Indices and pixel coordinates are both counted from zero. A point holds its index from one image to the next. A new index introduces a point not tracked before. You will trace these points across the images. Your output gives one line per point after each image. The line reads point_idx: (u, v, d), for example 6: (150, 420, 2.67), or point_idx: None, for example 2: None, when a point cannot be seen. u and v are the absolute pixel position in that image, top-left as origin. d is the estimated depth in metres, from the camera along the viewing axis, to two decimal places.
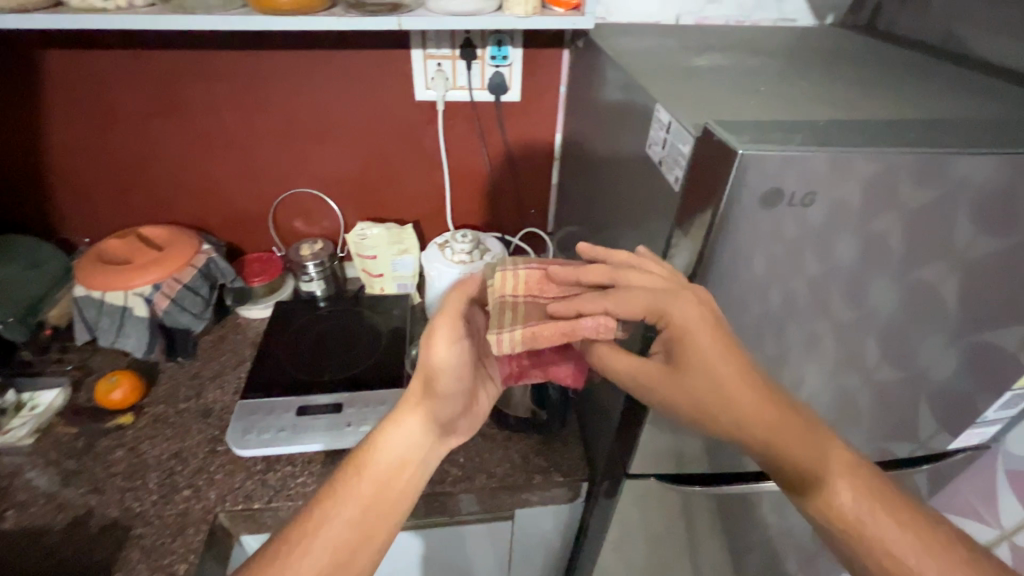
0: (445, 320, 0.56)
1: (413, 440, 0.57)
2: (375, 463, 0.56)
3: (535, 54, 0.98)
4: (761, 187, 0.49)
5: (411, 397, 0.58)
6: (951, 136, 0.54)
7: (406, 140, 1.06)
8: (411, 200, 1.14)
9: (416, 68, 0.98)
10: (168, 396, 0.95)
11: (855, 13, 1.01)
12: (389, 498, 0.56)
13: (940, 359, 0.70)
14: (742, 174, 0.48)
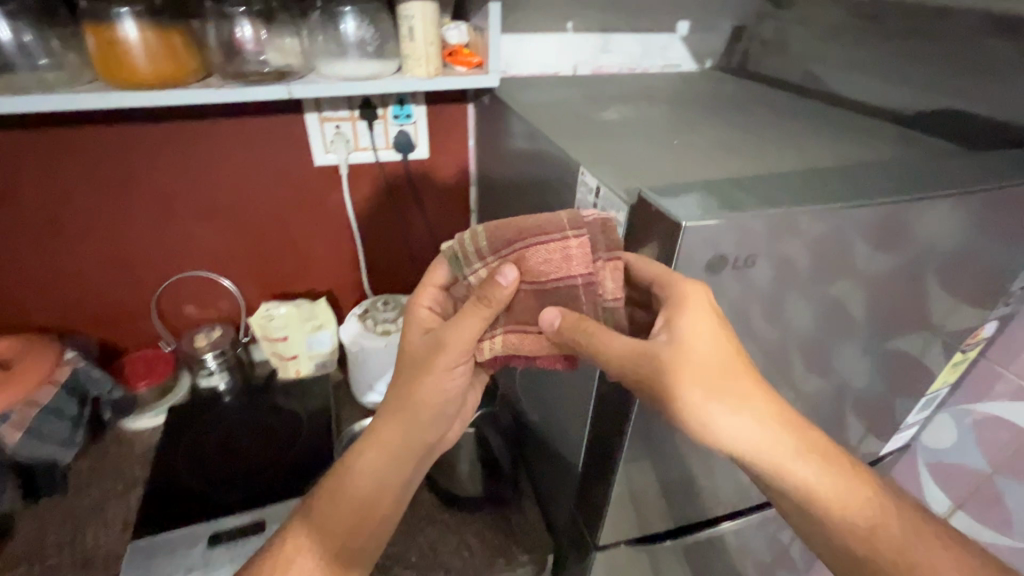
0: (446, 347, 0.53)
1: (395, 464, 0.58)
2: (354, 489, 0.58)
3: (439, 110, 0.95)
4: (701, 250, 0.49)
5: (389, 414, 0.57)
6: (847, 180, 0.59)
7: (310, 208, 0.98)
8: (322, 270, 1.04)
9: (312, 133, 0.90)
10: (29, 552, 0.76)
11: (727, 57, 1.10)
12: (370, 513, 0.58)
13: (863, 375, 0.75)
14: (682, 245, 0.46)
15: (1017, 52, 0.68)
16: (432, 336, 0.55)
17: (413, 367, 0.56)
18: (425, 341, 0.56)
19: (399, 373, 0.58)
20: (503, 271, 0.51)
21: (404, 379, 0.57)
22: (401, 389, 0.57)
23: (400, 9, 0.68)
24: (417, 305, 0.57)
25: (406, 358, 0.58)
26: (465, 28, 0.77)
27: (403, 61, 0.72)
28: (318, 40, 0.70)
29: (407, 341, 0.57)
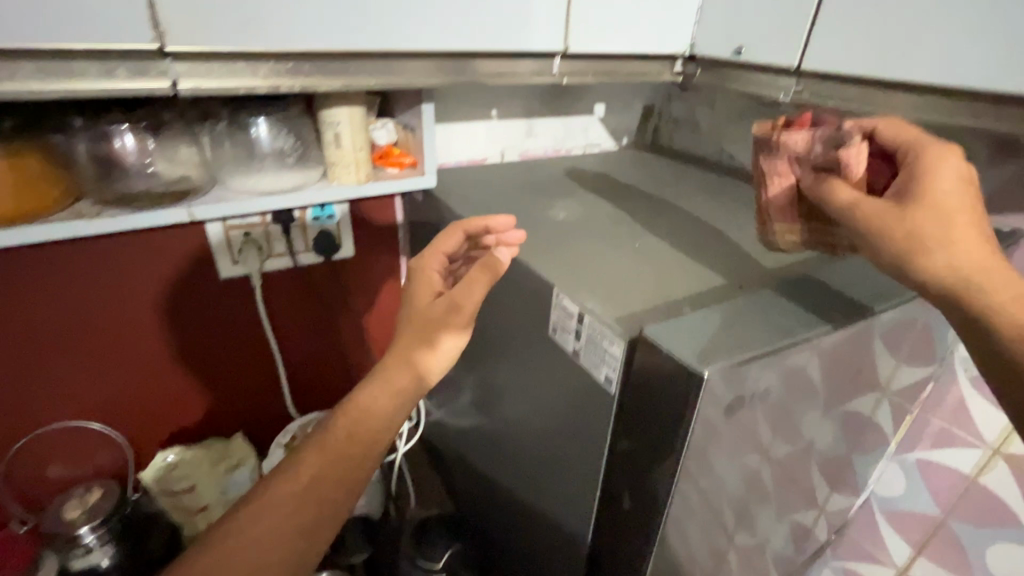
0: (463, 307, 0.54)
1: (397, 387, 0.52)
2: (353, 414, 0.51)
3: (364, 206, 0.87)
4: (722, 394, 0.42)
5: (399, 361, 0.53)
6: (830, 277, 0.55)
7: (215, 326, 0.83)
8: (234, 393, 0.89)
9: (215, 244, 0.78)
10: None
11: (641, 134, 1.14)
12: (362, 452, 0.50)
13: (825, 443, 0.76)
14: (704, 396, 0.40)
15: None
16: (446, 298, 0.54)
17: (427, 325, 0.54)
18: (440, 303, 0.55)
19: (408, 331, 0.55)
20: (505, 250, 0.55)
21: (414, 336, 0.54)
22: (415, 339, 0.54)
23: (323, 113, 0.60)
24: (427, 274, 0.59)
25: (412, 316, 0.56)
26: (393, 126, 0.71)
27: (329, 168, 0.63)
28: (224, 146, 0.58)
29: (415, 302, 0.57)
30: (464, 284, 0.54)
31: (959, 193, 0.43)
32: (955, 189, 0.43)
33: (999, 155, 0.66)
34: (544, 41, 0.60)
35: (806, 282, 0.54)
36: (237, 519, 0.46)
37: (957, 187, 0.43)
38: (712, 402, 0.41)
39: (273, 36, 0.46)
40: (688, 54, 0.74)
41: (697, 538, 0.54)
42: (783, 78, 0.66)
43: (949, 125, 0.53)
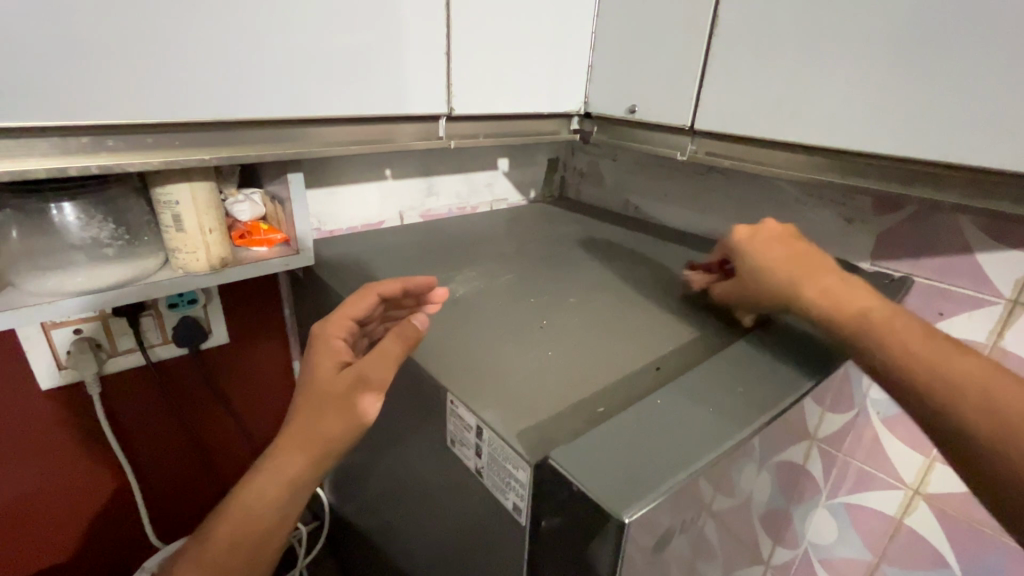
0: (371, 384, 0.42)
1: (284, 477, 0.42)
2: (238, 507, 0.43)
3: (237, 286, 0.75)
4: (651, 534, 0.33)
5: (293, 446, 0.42)
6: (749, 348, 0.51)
7: (35, 451, 0.65)
8: (68, 530, 0.70)
9: (31, 349, 0.61)
10: None
11: (549, 187, 1.13)
12: (253, 552, 0.43)
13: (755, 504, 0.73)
14: (631, 547, 0.31)
15: (795, 189, 0.77)
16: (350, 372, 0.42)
17: (325, 404, 0.42)
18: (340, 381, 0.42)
19: (302, 406, 0.43)
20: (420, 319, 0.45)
21: (310, 416, 0.42)
22: (308, 419, 0.42)
23: (156, 191, 0.49)
24: (329, 337, 0.45)
25: (305, 389, 0.43)
26: (258, 195, 0.61)
27: (169, 254, 0.52)
28: (9, 236, 0.45)
29: (313, 372, 0.44)
30: (370, 358, 0.42)
31: (775, 248, 0.52)
32: (766, 248, 0.52)
33: (880, 205, 0.69)
34: (424, 104, 0.54)
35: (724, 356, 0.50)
36: None
37: (766, 245, 0.53)
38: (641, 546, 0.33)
39: (56, 107, 0.36)
40: (582, 112, 0.72)
41: None
42: (675, 136, 0.65)
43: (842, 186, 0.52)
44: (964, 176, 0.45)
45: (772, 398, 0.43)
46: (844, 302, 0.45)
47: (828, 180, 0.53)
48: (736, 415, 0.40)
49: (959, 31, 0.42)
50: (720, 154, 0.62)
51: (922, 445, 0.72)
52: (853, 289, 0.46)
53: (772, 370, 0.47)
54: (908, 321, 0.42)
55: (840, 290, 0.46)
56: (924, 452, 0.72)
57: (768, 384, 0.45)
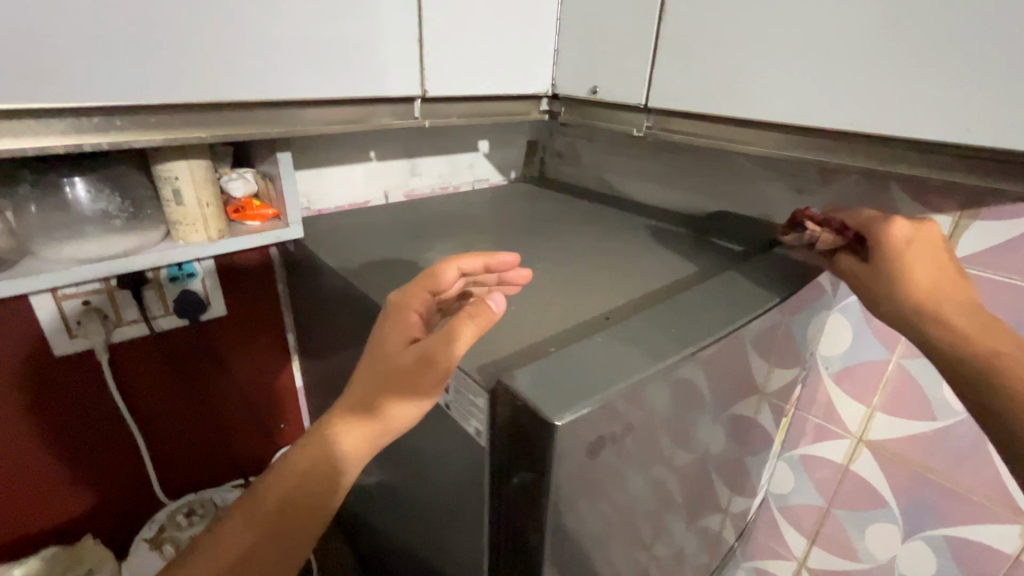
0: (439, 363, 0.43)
1: (344, 445, 0.45)
2: (300, 465, 0.46)
3: (233, 260, 0.80)
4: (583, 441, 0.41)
5: (353, 418, 0.45)
6: (693, 302, 0.57)
7: (53, 413, 0.71)
8: (82, 489, 0.76)
9: (46, 317, 0.67)
10: None
11: (529, 167, 1.18)
12: (306, 510, 0.46)
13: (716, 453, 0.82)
14: (564, 447, 0.39)
15: (751, 164, 0.82)
16: (420, 348, 0.44)
17: (390, 379, 0.44)
18: (410, 356, 0.44)
19: (366, 379, 0.45)
20: (497, 297, 0.44)
21: (373, 388, 0.45)
22: (374, 391, 0.45)
23: (157, 168, 0.54)
24: (406, 308, 0.46)
25: (376, 357, 0.45)
26: (250, 174, 0.66)
27: (171, 226, 0.57)
28: (30, 211, 0.51)
29: (387, 340, 0.45)
30: (442, 338, 0.43)
31: (921, 257, 0.54)
32: (917, 256, 0.54)
33: (825, 176, 0.75)
34: (400, 86, 0.59)
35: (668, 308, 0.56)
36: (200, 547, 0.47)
37: (920, 248, 0.54)
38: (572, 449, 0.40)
39: (78, 91, 0.41)
40: (550, 94, 0.77)
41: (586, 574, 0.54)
42: (632, 114, 0.71)
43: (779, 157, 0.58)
44: (862, 141, 0.54)
45: (700, 342, 0.51)
46: (959, 315, 0.52)
47: (761, 150, 0.61)
48: (667, 348, 0.48)
49: (868, 18, 0.49)
50: (671, 131, 0.68)
51: (865, 395, 0.79)
52: (976, 306, 0.52)
53: (704, 317, 0.55)
54: (1004, 338, 0.50)
55: (957, 307, 0.52)
56: (867, 403, 0.79)
57: (697, 327, 0.52)
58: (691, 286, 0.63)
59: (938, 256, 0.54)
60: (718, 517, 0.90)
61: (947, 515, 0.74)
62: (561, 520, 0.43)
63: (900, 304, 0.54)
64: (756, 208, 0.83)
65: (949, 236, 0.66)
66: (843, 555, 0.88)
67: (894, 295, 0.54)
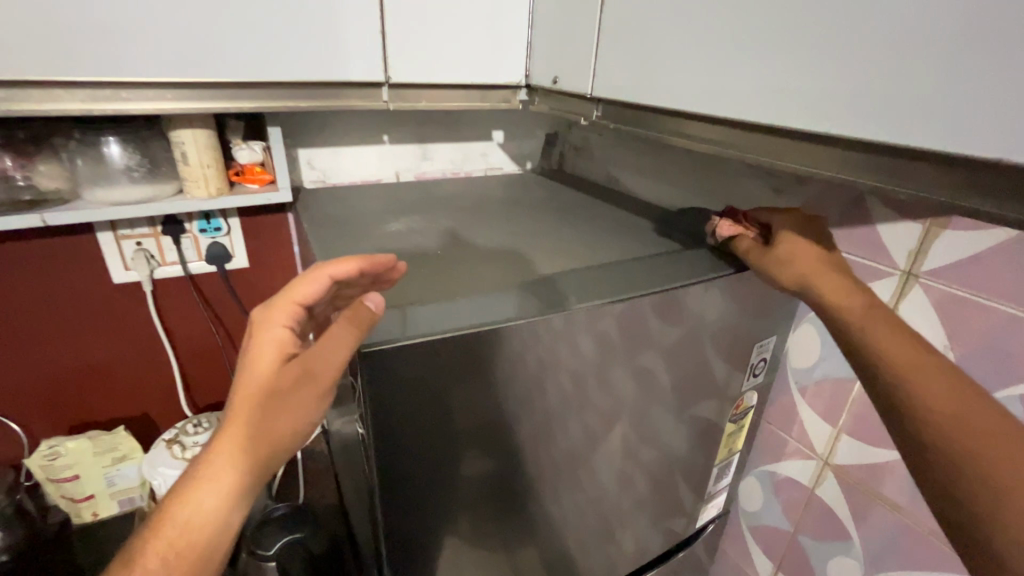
0: (319, 372, 0.50)
1: (237, 461, 0.50)
2: (191, 494, 0.49)
3: (255, 222, 0.95)
4: (411, 370, 0.52)
5: (240, 445, 0.50)
6: (581, 282, 0.65)
7: (111, 329, 0.91)
8: (130, 394, 0.96)
9: (108, 252, 0.86)
10: None
11: (546, 159, 1.22)
12: (205, 538, 0.48)
13: (670, 453, 0.80)
14: None
15: (732, 161, 0.80)
16: (299, 362, 0.51)
17: (271, 398, 0.50)
18: (290, 370, 0.50)
19: (244, 405, 0.50)
20: (373, 298, 0.51)
21: (254, 412, 0.50)
22: (259, 409, 0.50)
23: (171, 134, 0.68)
24: (274, 326, 0.52)
25: (253, 377, 0.51)
26: (258, 145, 0.78)
27: (183, 181, 0.71)
28: (80, 164, 0.67)
29: (259, 360, 0.51)
30: (320, 350, 0.50)
31: (800, 240, 0.61)
32: (797, 240, 0.61)
33: (800, 176, 0.71)
34: (363, 72, 0.67)
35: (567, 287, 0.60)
36: None
37: (800, 246, 0.60)
38: (399, 371, 0.52)
39: (84, 67, 0.54)
40: (526, 84, 0.81)
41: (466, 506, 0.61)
42: (587, 104, 0.73)
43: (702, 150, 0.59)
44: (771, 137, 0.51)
45: (555, 309, 0.59)
46: (843, 292, 0.54)
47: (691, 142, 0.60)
48: (522, 311, 0.58)
49: None
50: (618, 120, 0.69)
51: (831, 414, 0.74)
52: (860, 289, 0.54)
53: (578, 291, 0.63)
54: (885, 318, 0.51)
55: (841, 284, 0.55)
56: (833, 423, 0.74)
57: (559, 299, 0.61)
58: (599, 269, 0.69)
59: (821, 258, 0.59)
60: (675, 522, 0.88)
61: (909, 556, 0.68)
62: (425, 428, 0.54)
63: (793, 280, 0.59)
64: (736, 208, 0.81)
65: (918, 247, 0.60)
66: None
67: (784, 269, 0.59)
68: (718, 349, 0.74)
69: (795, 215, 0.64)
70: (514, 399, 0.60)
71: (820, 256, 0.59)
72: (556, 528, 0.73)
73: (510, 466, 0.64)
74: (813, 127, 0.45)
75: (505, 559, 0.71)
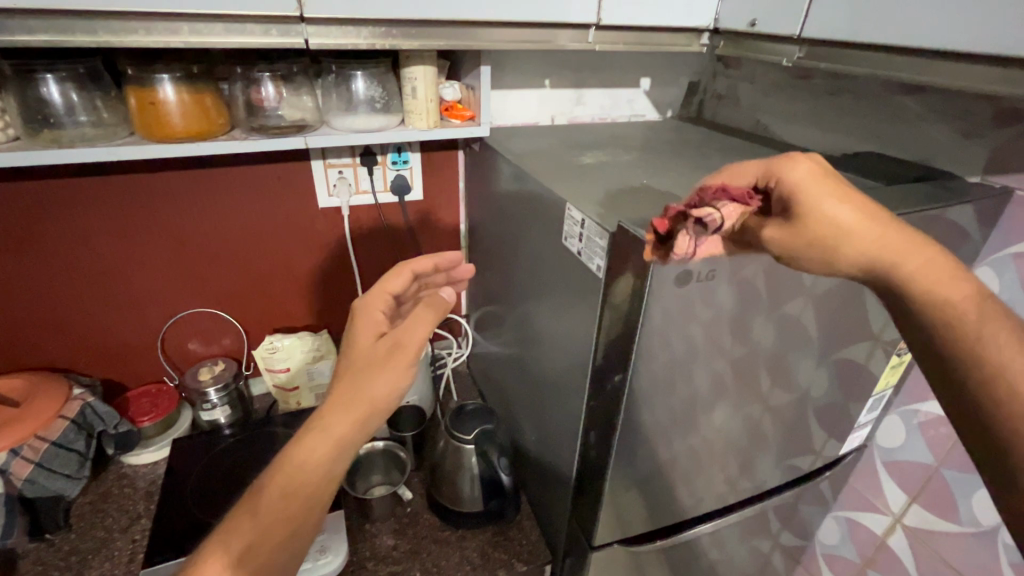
0: (407, 345, 0.60)
1: (336, 422, 0.56)
2: (294, 450, 0.55)
3: (433, 157, 1.05)
4: (676, 270, 0.59)
5: (341, 408, 0.57)
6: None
7: (313, 247, 1.05)
8: (322, 304, 1.12)
9: (318, 179, 0.99)
10: (49, 566, 0.81)
11: (686, 107, 1.25)
12: (306, 492, 0.55)
13: (822, 383, 0.86)
14: (660, 264, 0.58)
15: (918, 105, 0.81)
16: (391, 338, 0.60)
17: (370, 368, 0.58)
18: (383, 345, 0.60)
19: (349, 372, 0.59)
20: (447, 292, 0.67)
21: (356, 379, 0.58)
22: (359, 379, 0.58)
23: (405, 70, 0.79)
24: (370, 313, 0.65)
25: (354, 353, 0.61)
26: (459, 86, 0.88)
27: (407, 115, 0.82)
28: (333, 96, 0.79)
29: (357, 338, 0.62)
30: (405, 329, 0.60)
31: (841, 207, 0.49)
32: (834, 203, 0.49)
33: (1000, 118, 0.73)
34: (580, 13, 0.74)
35: None
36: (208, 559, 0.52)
37: (831, 201, 0.49)
38: (666, 269, 0.59)
39: (376, 7, 0.64)
40: (712, 28, 0.85)
41: (665, 399, 0.71)
42: (785, 45, 0.78)
43: (901, 79, 0.65)
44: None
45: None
46: (943, 285, 0.48)
47: (926, 78, 0.63)
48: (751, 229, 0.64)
49: None
50: (818, 60, 0.73)
51: None
52: (962, 276, 0.48)
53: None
54: (1000, 314, 0.46)
55: (941, 271, 0.48)
56: None
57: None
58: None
59: (852, 227, 0.49)
60: (812, 452, 0.95)
61: None
62: (655, 329, 0.63)
63: (861, 261, 0.51)
64: (917, 152, 0.82)
65: None
66: (945, 514, 0.88)
67: (842, 246, 0.50)
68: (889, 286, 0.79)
69: (806, 165, 0.51)
70: (720, 311, 0.68)
71: (846, 224, 0.49)
72: (720, 437, 0.82)
73: (701, 371, 0.72)
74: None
75: (680, 458, 0.80)
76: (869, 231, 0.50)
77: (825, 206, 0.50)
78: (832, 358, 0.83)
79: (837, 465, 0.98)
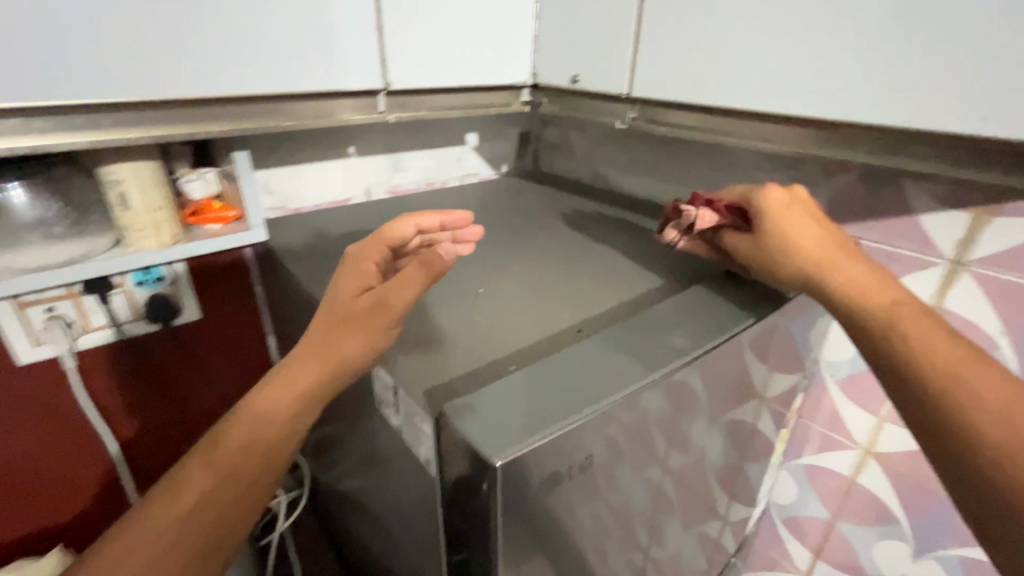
0: (392, 308, 0.42)
1: (298, 378, 0.42)
2: (252, 404, 0.42)
3: (204, 264, 0.77)
4: (546, 474, 0.37)
5: (303, 360, 0.42)
6: (679, 316, 0.51)
7: (23, 422, 0.70)
8: (58, 497, 0.76)
9: (8, 329, 0.65)
10: None
11: (522, 159, 1.13)
12: (262, 459, 0.42)
13: (727, 474, 0.75)
14: (513, 483, 0.35)
15: (750, 154, 0.77)
16: (374, 294, 0.42)
17: (335, 328, 0.42)
18: (364, 301, 0.42)
19: (315, 328, 0.43)
20: (446, 247, 0.43)
21: (322, 334, 0.42)
22: (325, 335, 0.42)
23: (100, 170, 0.51)
24: (362, 260, 0.44)
25: (326, 307, 0.43)
26: (211, 174, 0.63)
27: (123, 231, 0.55)
28: None
29: (335, 292, 0.43)
30: (391, 281, 0.42)
31: (803, 222, 0.48)
32: (797, 223, 0.48)
33: (829, 168, 0.69)
34: (359, 78, 0.56)
35: (699, 330, 0.49)
36: (127, 533, 0.40)
37: (797, 219, 0.48)
38: (530, 482, 0.36)
39: None
40: (531, 83, 0.73)
41: None
42: (620, 105, 0.67)
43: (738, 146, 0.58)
44: (872, 136, 0.48)
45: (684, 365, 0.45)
46: (866, 293, 0.44)
47: (767, 146, 0.55)
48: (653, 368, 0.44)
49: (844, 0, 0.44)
50: (656, 122, 0.64)
51: (873, 405, 0.73)
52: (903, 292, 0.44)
53: (692, 333, 0.48)
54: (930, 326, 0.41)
55: (873, 282, 0.44)
56: (875, 413, 0.73)
57: (678, 348, 0.46)
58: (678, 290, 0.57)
59: (821, 243, 0.47)
60: (723, 539, 0.84)
61: (961, 533, 0.69)
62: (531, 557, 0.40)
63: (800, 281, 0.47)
64: None
65: (967, 236, 0.60)
66: (852, 570, 0.83)
67: (794, 264, 0.47)
68: (785, 364, 0.68)
69: (779, 192, 0.50)
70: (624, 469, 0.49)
71: (818, 238, 0.47)
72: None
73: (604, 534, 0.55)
74: (933, 124, 0.41)
75: None
76: (827, 251, 0.47)
77: (783, 211, 0.49)
78: (735, 453, 0.73)
79: (743, 538, 0.90)
